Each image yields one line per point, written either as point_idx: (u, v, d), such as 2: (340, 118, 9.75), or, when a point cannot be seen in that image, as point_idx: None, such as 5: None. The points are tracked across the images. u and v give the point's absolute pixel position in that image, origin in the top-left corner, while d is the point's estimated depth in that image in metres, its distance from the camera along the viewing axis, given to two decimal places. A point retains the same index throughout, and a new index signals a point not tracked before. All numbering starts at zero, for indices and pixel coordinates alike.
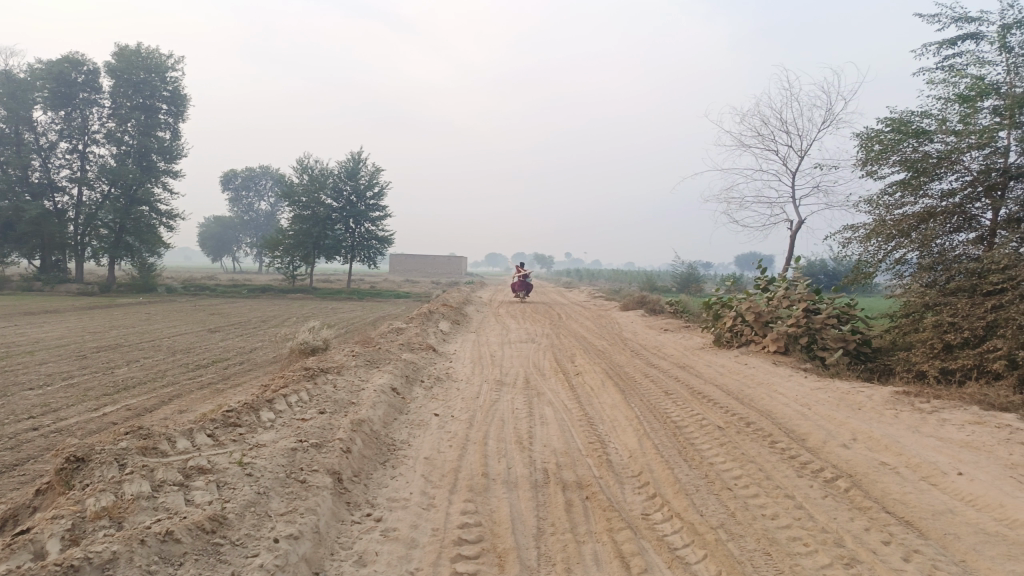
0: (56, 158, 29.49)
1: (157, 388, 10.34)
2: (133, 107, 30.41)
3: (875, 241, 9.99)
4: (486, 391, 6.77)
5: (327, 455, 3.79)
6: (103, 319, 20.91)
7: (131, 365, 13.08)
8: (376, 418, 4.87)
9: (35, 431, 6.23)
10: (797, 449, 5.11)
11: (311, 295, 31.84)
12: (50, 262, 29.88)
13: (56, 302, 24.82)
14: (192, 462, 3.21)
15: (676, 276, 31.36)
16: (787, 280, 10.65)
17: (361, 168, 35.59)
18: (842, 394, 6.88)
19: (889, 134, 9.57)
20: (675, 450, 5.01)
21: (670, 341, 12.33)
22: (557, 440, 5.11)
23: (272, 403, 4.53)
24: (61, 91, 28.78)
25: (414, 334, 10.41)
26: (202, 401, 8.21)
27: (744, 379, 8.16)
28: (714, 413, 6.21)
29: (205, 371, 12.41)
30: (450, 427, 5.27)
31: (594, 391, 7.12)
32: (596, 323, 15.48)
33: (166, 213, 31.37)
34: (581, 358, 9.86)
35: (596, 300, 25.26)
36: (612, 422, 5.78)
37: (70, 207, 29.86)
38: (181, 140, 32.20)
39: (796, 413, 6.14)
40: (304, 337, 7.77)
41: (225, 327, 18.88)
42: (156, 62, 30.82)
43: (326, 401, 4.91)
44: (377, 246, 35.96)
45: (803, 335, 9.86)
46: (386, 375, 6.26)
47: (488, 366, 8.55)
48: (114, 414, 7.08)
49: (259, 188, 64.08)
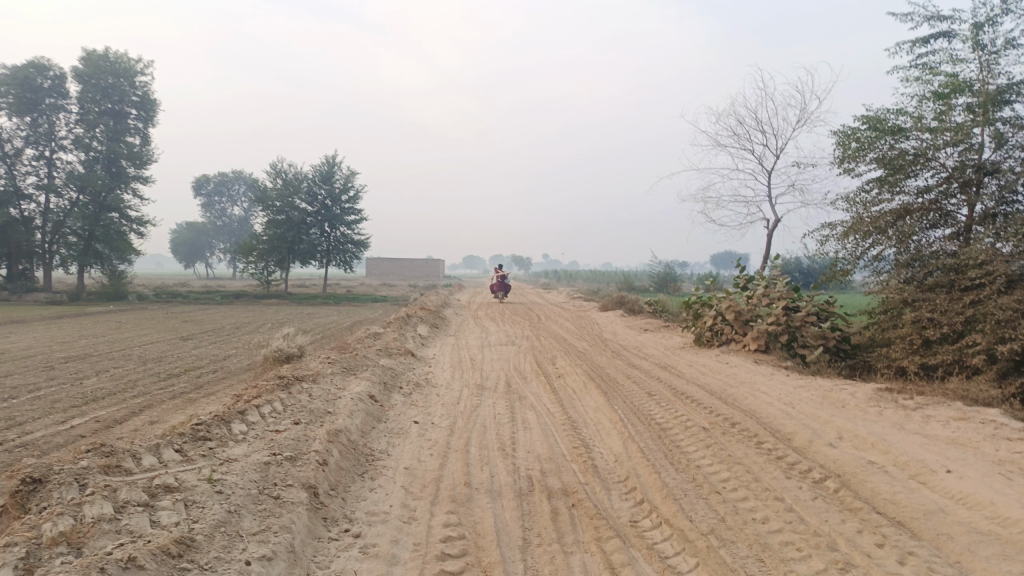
0: (22, 164, 28.83)
1: (128, 399, 10.06)
2: (102, 113, 29.81)
3: (853, 238, 10.01)
4: (467, 396, 6.64)
5: (303, 468, 3.63)
6: (72, 328, 20.43)
7: (101, 375, 12.76)
8: (353, 428, 4.72)
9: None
10: (783, 449, 5.05)
11: (286, 300, 31.44)
12: (17, 271, 29.20)
13: (23, 312, 24.22)
14: (158, 481, 3.03)
15: (654, 276, 31.42)
16: (767, 279, 10.65)
17: (336, 171, 35.23)
18: (825, 392, 6.84)
19: (865, 132, 9.59)
20: (661, 453, 4.92)
21: (650, 341, 12.28)
22: (541, 446, 4.99)
23: (245, 415, 4.36)
24: (26, 96, 28.14)
25: (391, 339, 10.25)
26: (174, 411, 7.98)
27: (726, 378, 8.11)
28: (698, 414, 6.13)
29: (178, 379, 12.13)
30: (430, 434, 5.13)
31: (577, 394, 7.02)
32: (575, 325, 15.39)
33: (137, 220, 30.83)
34: (562, 360, 9.75)
35: (574, 301, 25.22)
36: (596, 425, 5.67)
37: (37, 214, 29.18)
38: (152, 146, 31.64)
39: (780, 413, 6.08)
40: (279, 344, 7.58)
41: (199, 335, 18.55)
42: (125, 66, 30.24)
43: (301, 411, 4.75)
44: (353, 250, 35.64)
45: (783, 333, 9.84)
46: (364, 383, 6.09)
47: (468, 370, 8.41)
48: (82, 427, 6.85)
49: (232, 193, 63.32)
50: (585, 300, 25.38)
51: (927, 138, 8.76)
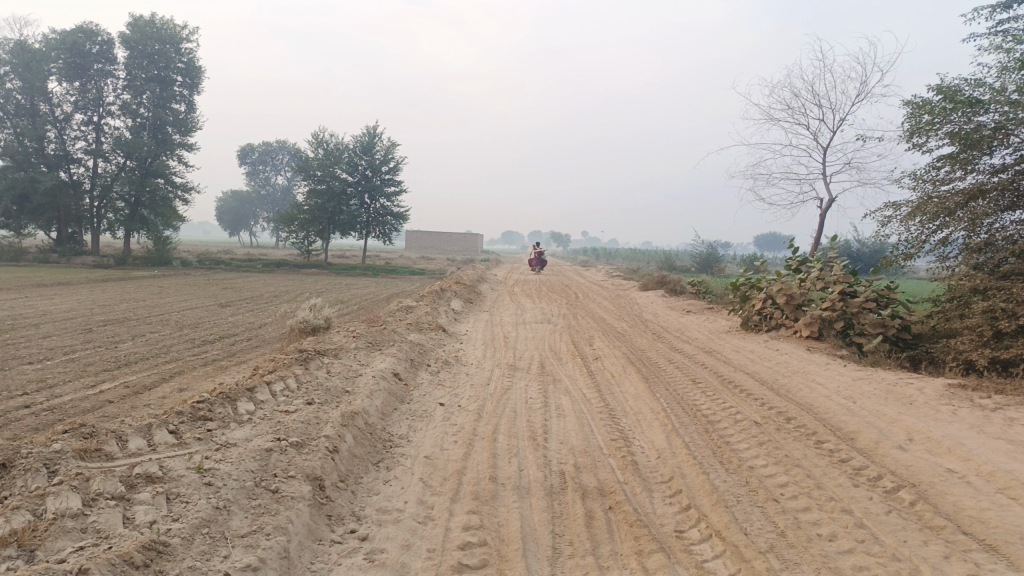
0: (71, 129, 29.13)
1: (159, 364, 9.90)
2: (149, 79, 29.87)
3: (918, 220, 9.26)
4: (497, 376, 6.22)
5: (309, 457, 3.25)
6: (115, 292, 20.60)
7: (135, 339, 12.69)
8: (372, 410, 4.32)
9: (19, 411, 5.79)
10: (846, 451, 4.53)
11: (326, 271, 31.46)
12: (67, 235, 29.72)
13: (71, 274, 24.58)
14: (140, 469, 2.68)
15: (696, 256, 30.58)
16: (822, 261, 9.97)
17: (376, 142, 34.92)
18: (887, 386, 6.25)
19: (938, 103, 8.79)
20: (709, 450, 4.44)
21: (694, 324, 11.70)
22: (575, 437, 4.54)
23: (254, 392, 4.00)
24: (75, 62, 28.33)
25: (424, 313, 9.88)
26: (201, 380, 7.73)
27: (777, 366, 7.54)
28: (748, 406, 5.61)
29: (212, 346, 12.00)
30: (455, 419, 4.72)
31: (615, 378, 6.55)
32: (614, 304, 14.85)
33: (182, 186, 31.03)
34: (600, 341, 9.26)
35: (614, 279, 24.66)
36: (636, 415, 5.20)
37: (86, 178, 29.50)
38: (197, 113, 31.70)
39: (840, 408, 5.54)
40: (305, 315, 7.23)
41: (237, 302, 18.50)
42: (171, 32, 30.20)
43: (317, 389, 4.37)
44: (393, 222, 35.40)
45: (839, 319, 9.21)
46: (388, 360, 5.70)
47: (501, 348, 7.98)
48: (107, 395, 6.64)
49: (276, 162, 63.54)
50: (625, 279, 24.73)
51: (1007, 110, 7.94)
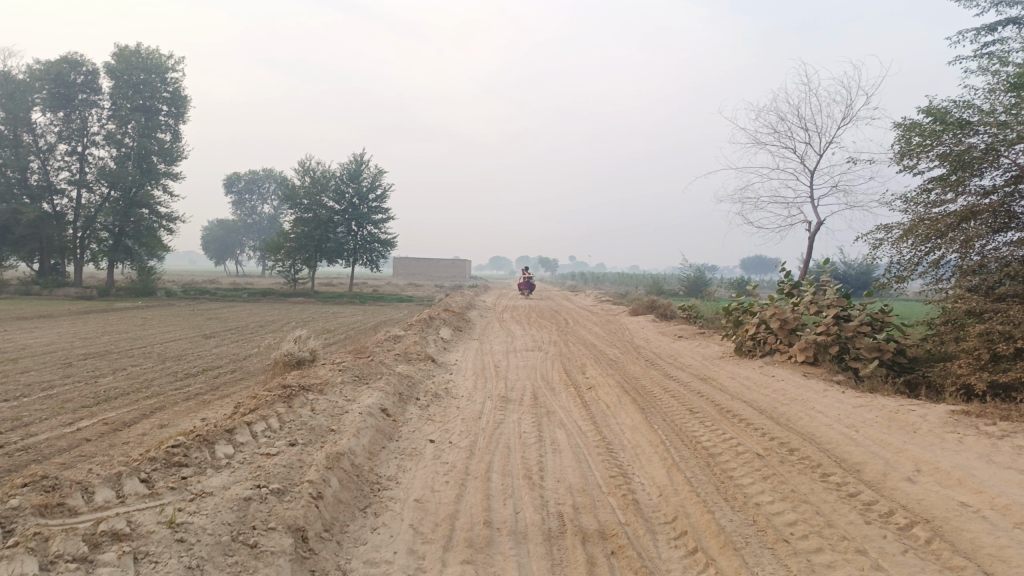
0: (55, 160, 28.87)
1: (139, 399, 9.61)
2: (134, 109, 29.71)
3: (911, 242, 9.18)
4: (489, 409, 6.02)
5: (291, 505, 3.04)
6: (97, 323, 20.23)
7: (116, 373, 12.38)
8: (358, 450, 4.11)
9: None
10: (854, 484, 4.36)
11: (313, 299, 31.17)
12: (49, 266, 29.29)
13: (52, 307, 24.18)
14: (106, 525, 2.46)
15: (684, 280, 30.56)
16: (815, 285, 9.88)
17: (363, 170, 34.84)
18: (889, 413, 6.10)
19: (928, 125, 8.77)
20: (712, 486, 4.25)
21: (686, 349, 11.54)
22: (572, 474, 4.34)
23: (233, 433, 3.78)
24: (59, 92, 28.17)
25: (412, 343, 9.66)
26: (183, 416, 7.48)
27: (774, 393, 7.39)
28: (749, 437, 5.44)
29: (194, 379, 11.70)
30: (447, 457, 4.52)
31: (611, 409, 6.36)
32: (605, 330, 14.69)
33: (167, 216, 30.72)
34: (593, 370, 9.08)
35: (604, 305, 24.53)
36: (634, 449, 5.02)
37: (69, 209, 29.17)
38: (182, 142, 31.53)
39: (843, 438, 5.38)
40: (290, 347, 7.01)
41: (222, 333, 18.17)
42: (156, 62, 30.12)
43: (301, 429, 4.16)
44: (380, 249, 35.18)
45: (834, 344, 9.09)
46: (376, 394, 5.50)
47: (491, 379, 7.78)
48: (85, 433, 6.37)
49: (262, 191, 63.32)
50: (614, 303, 24.62)
51: (996, 131, 7.91)
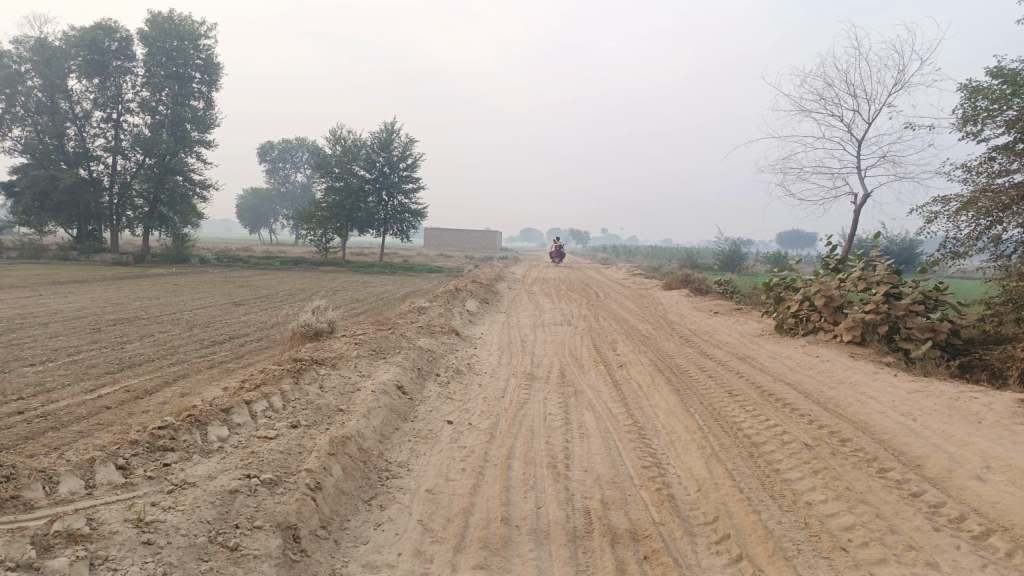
0: (91, 127, 28.94)
1: (162, 366, 9.44)
2: (168, 76, 29.58)
3: (970, 215, 8.51)
4: (513, 387, 5.66)
5: (283, 499, 2.70)
6: (130, 290, 20.31)
7: (143, 339, 12.27)
8: (367, 433, 3.77)
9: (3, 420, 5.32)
10: (916, 481, 3.92)
11: (343, 268, 31.05)
12: (86, 232, 29.54)
13: (88, 272, 24.37)
14: (63, 525, 2.14)
15: (719, 255, 29.79)
16: (863, 261, 9.27)
17: (394, 139, 34.42)
18: (949, 401, 5.59)
19: (994, 88, 8.01)
20: (757, 481, 3.84)
21: (723, 326, 11.03)
22: (601, 464, 3.96)
23: (229, 413, 3.45)
24: (94, 59, 28.12)
25: (437, 315, 9.32)
26: (204, 385, 7.24)
27: (820, 376, 6.90)
28: (794, 424, 5.00)
29: (219, 347, 11.53)
30: (465, 441, 4.16)
31: (644, 390, 5.94)
32: (637, 304, 14.19)
33: (200, 184, 30.72)
34: (624, 346, 8.66)
35: (636, 278, 23.91)
36: (668, 436, 4.61)
37: (105, 176, 29.31)
38: (215, 110, 31.40)
39: (899, 428, 4.92)
40: (307, 318, 6.71)
41: (251, 301, 18.05)
42: (189, 29, 29.88)
43: (306, 407, 3.83)
44: (411, 219, 34.90)
45: (883, 323, 8.53)
46: (392, 370, 5.15)
47: (518, 354, 7.39)
48: (104, 401, 6.16)
49: (295, 160, 63.42)
50: (646, 277, 24.04)
51: None
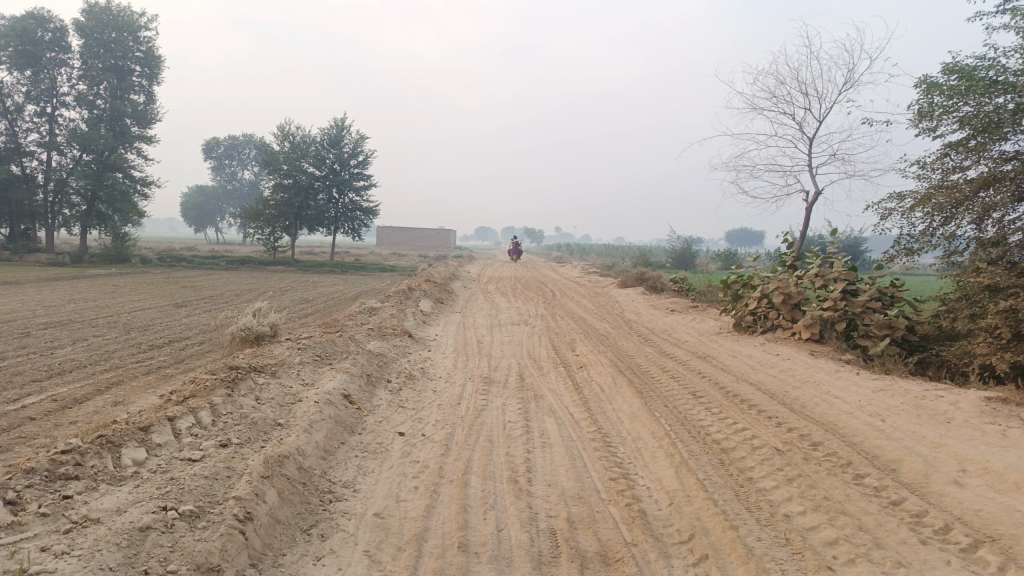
0: (24, 121, 27.51)
1: (94, 373, 8.84)
2: (106, 69, 28.29)
3: (925, 211, 8.52)
4: (469, 393, 5.34)
5: (205, 535, 2.33)
6: (65, 292, 19.29)
7: (76, 344, 11.53)
8: (308, 450, 3.41)
9: None
10: (893, 488, 3.74)
11: (293, 268, 30.18)
12: (19, 232, 28.10)
13: (20, 273, 23.09)
14: None
15: (671, 253, 29.97)
16: (821, 258, 9.22)
17: (345, 135, 33.62)
18: (915, 400, 5.47)
19: (949, 83, 8.00)
20: (731, 492, 3.61)
21: (680, 324, 10.89)
22: (566, 477, 3.67)
23: (148, 433, 3.05)
24: (25, 50, 26.68)
25: (388, 316, 8.93)
26: (140, 393, 6.73)
27: (782, 375, 6.75)
28: (763, 427, 4.80)
29: (158, 351, 10.91)
30: (418, 455, 3.83)
31: (605, 393, 5.69)
32: (593, 303, 14.00)
33: (141, 181, 29.49)
34: (583, 346, 8.41)
35: (591, 276, 23.76)
36: (634, 443, 4.35)
37: (39, 172, 27.89)
38: (157, 104, 30.17)
39: (869, 429, 4.77)
40: (248, 321, 6.28)
41: (195, 302, 17.31)
42: (128, 20, 28.63)
43: (239, 423, 3.44)
44: (362, 217, 34.19)
45: (841, 320, 8.46)
46: (338, 377, 4.77)
47: (474, 357, 7.06)
48: (24, 412, 5.63)
49: (242, 157, 61.80)
50: (601, 275, 23.95)
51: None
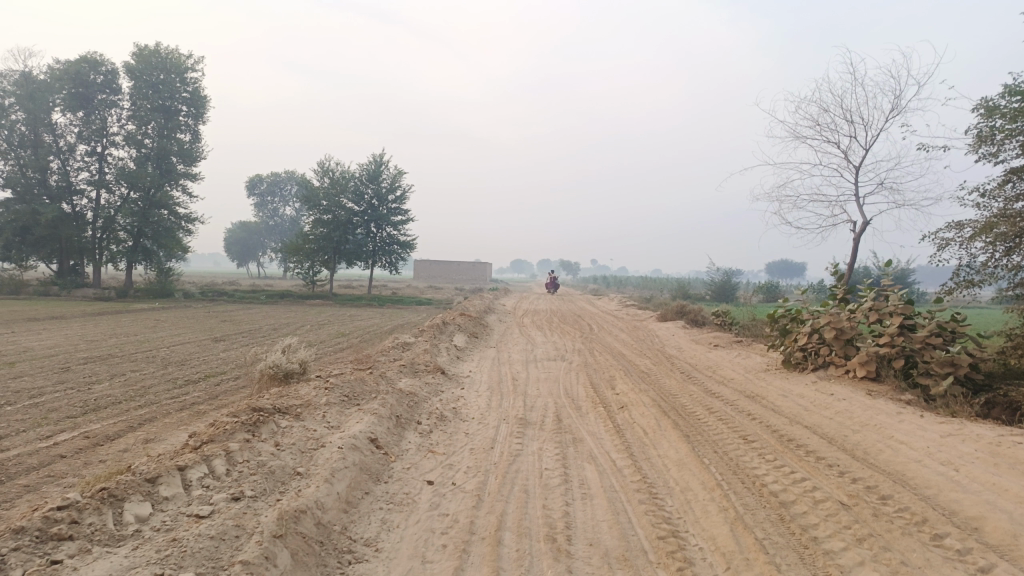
0: (75, 160, 28.35)
1: (128, 409, 8.74)
2: (154, 109, 29.11)
3: (987, 241, 8.03)
4: (504, 436, 5.03)
5: None
6: (108, 326, 19.55)
7: (113, 379, 11.52)
8: (328, 503, 3.14)
9: None
10: (979, 551, 3.32)
11: (330, 302, 30.29)
12: (68, 267, 28.78)
13: (67, 307, 23.54)
14: None
15: (711, 285, 29.37)
16: (875, 290, 8.74)
17: (383, 170, 33.97)
18: (990, 447, 4.98)
19: (1009, 105, 7.57)
20: (795, 555, 3.23)
21: (724, 360, 10.44)
22: (608, 534, 3.34)
23: (155, 485, 2.83)
24: (79, 92, 27.61)
25: (422, 352, 8.69)
26: (171, 429, 6.55)
27: (839, 417, 6.30)
28: (824, 477, 4.40)
29: (193, 387, 10.82)
30: (448, 507, 3.53)
31: (649, 437, 5.34)
32: (632, 337, 13.59)
33: (185, 217, 30.08)
34: (623, 384, 8.05)
35: (629, 310, 23.31)
36: (683, 495, 3.99)
37: (89, 209, 28.65)
38: (202, 143, 30.89)
39: (943, 480, 4.34)
40: (277, 358, 6.09)
41: (233, 336, 17.33)
42: (176, 61, 29.49)
43: (255, 473, 3.20)
44: (400, 251, 34.32)
45: (898, 357, 7.97)
46: (365, 419, 4.52)
47: (509, 395, 6.75)
48: (51, 450, 5.47)
49: (284, 193, 63.00)
50: (639, 309, 23.49)
51: None
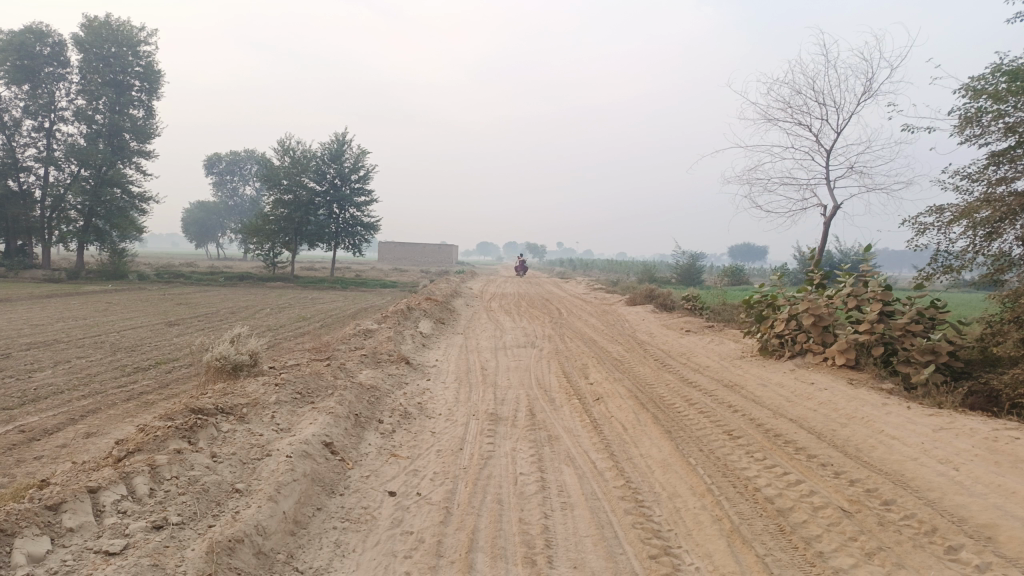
0: (22, 136, 26.96)
1: (69, 401, 8.11)
2: (105, 84, 27.82)
3: (968, 226, 7.81)
4: (473, 435, 4.62)
5: None
6: (56, 309, 18.61)
7: (56, 367, 10.79)
8: (271, 526, 2.71)
9: None
10: (1000, 567, 3.00)
11: (292, 284, 29.48)
12: (15, 247, 27.48)
13: (13, 290, 22.43)
14: None
15: (677, 269, 29.25)
16: (853, 276, 8.48)
17: (346, 150, 33.13)
18: (987, 442, 4.71)
19: (997, 86, 7.29)
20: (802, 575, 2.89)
21: (698, 347, 10.16)
22: (594, 555, 2.95)
23: (58, 513, 2.36)
24: (23, 64, 26.17)
25: (384, 339, 8.21)
26: (114, 422, 5.98)
27: (824, 409, 6.01)
28: (819, 479, 4.07)
29: (143, 375, 10.17)
30: (412, 523, 3.11)
31: (629, 433, 4.97)
32: (602, 322, 13.27)
33: (140, 196, 28.91)
34: (596, 372, 7.69)
35: (596, 293, 23.05)
36: (672, 502, 3.63)
37: (37, 187, 27.30)
38: (156, 119, 29.62)
39: (945, 481, 4.04)
40: (225, 348, 5.57)
41: (188, 321, 16.58)
42: (128, 34, 28.15)
43: (185, 492, 2.75)
44: (363, 233, 33.58)
45: (878, 345, 7.72)
46: (319, 421, 4.07)
47: (477, 387, 6.33)
48: None
49: (243, 172, 61.36)
50: (607, 292, 23.21)
51: None
